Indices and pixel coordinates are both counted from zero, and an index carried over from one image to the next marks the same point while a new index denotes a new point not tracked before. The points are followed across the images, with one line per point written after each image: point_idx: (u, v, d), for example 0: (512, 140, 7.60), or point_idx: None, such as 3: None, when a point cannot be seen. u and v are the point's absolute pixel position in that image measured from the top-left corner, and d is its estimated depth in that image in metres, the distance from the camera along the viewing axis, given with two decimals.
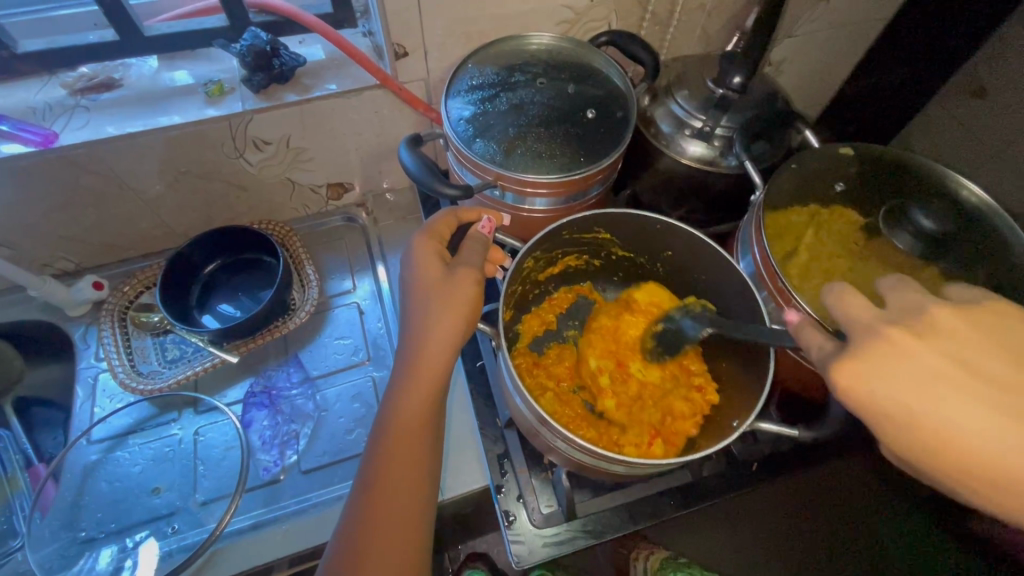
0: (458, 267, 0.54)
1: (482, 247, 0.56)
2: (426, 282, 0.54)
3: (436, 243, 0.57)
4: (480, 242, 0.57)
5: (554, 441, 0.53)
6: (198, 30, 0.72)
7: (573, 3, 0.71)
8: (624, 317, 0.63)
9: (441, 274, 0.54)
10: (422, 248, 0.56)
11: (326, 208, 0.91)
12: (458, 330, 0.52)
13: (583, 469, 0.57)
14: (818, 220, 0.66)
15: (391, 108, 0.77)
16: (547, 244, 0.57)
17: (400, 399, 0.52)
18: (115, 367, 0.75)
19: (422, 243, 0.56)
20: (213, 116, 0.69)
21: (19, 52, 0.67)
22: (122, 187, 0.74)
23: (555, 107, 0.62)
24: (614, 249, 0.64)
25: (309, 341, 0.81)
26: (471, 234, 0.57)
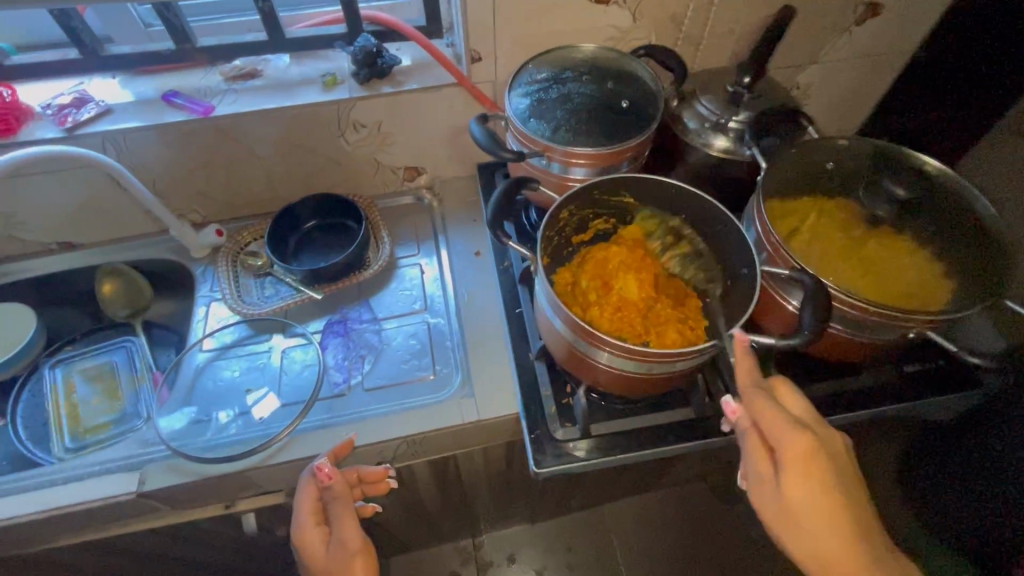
0: (336, 555, 0.68)
1: (340, 497, 0.71)
2: (321, 569, 0.69)
3: (316, 521, 0.72)
4: (337, 494, 0.71)
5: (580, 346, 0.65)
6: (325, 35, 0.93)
7: (618, 23, 0.87)
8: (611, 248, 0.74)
9: (327, 556, 0.69)
10: (307, 537, 0.71)
11: (400, 189, 1.08)
12: (357, 574, 0.66)
13: (610, 383, 0.69)
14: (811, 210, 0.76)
15: (463, 104, 0.94)
16: (582, 198, 0.70)
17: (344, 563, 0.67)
18: (226, 294, 0.93)
19: (309, 541, 0.70)
20: (327, 99, 0.89)
21: (196, 46, 0.90)
22: (249, 154, 0.94)
23: (596, 98, 0.77)
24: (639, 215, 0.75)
25: (376, 290, 0.96)
26: (325, 491, 0.71)
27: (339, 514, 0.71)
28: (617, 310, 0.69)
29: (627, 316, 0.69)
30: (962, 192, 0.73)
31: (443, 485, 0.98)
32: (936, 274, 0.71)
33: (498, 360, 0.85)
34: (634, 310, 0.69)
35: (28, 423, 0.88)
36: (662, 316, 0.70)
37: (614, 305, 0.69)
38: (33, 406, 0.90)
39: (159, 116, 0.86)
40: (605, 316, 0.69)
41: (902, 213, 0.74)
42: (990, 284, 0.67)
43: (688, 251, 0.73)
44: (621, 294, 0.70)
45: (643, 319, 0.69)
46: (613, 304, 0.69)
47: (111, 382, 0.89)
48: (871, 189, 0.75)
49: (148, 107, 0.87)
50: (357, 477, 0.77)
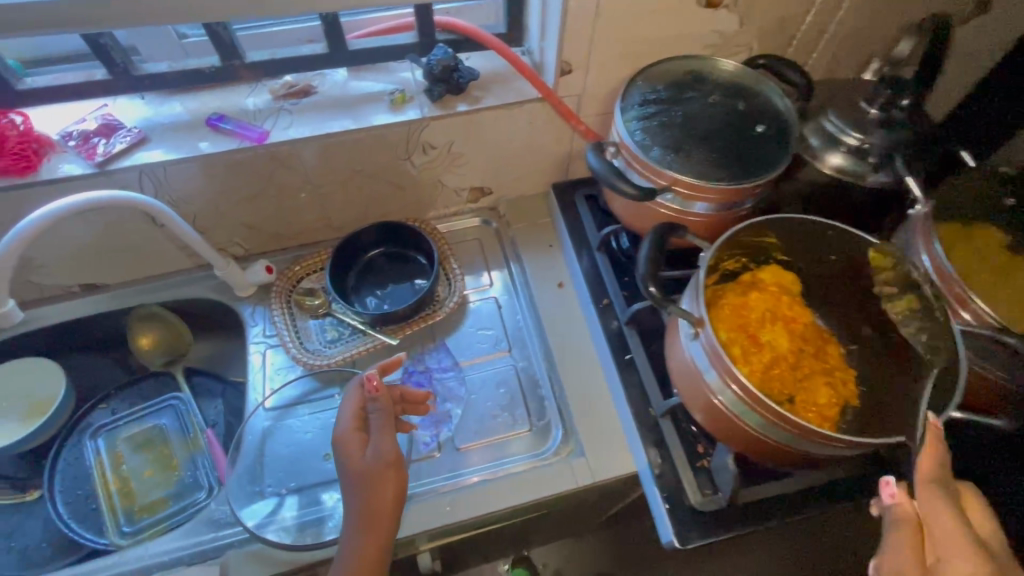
0: (372, 458, 0.63)
1: (384, 409, 0.66)
2: (354, 472, 0.64)
3: (357, 427, 0.66)
4: (381, 406, 0.66)
5: (741, 419, 0.57)
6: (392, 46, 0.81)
7: (723, 29, 0.78)
8: (750, 294, 0.64)
9: (363, 459, 0.64)
10: (345, 441, 0.65)
11: (463, 210, 0.98)
12: (387, 486, 0.62)
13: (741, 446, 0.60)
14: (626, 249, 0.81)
15: (544, 121, 0.84)
16: (727, 243, 0.61)
17: (378, 470, 0.63)
18: (287, 342, 0.84)
19: (345, 443, 0.65)
20: (397, 120, 0.78)
21: (246, 61, 0.78)
22: (303, 182, 0.83)
23: (722, 121, 0.68)
24: (775, 254, 0.67)
25: (451, 330, 0.87)
26: (370, 402, 0.66)
27: (378, 429, 0.65)
28: (767, 368, 0.61)
29: (782, 375, 0.61)
30: None
31: (530, 534, 0.90)
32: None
33: (605, 412, 0.77)
34: (785, 368, 0.61)
35: (68, 497, 0.77)
36: (812, 372, 0.63)
37: (771, 362, 0.61)
38: (70, 476, 0.79)
39: (205, 144, 0.74)
40: (759, 379, 0.60)
41: None
42: None
43: (912, 304, 0.61)
44: (774, 348, 0.62)
45: (797, 377, 0.62)
46: (770, 363, 0.61)
47: (163, 449, 0.80)
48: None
49: (190, 134, 0.75)
50: (401, 395, 0.70)
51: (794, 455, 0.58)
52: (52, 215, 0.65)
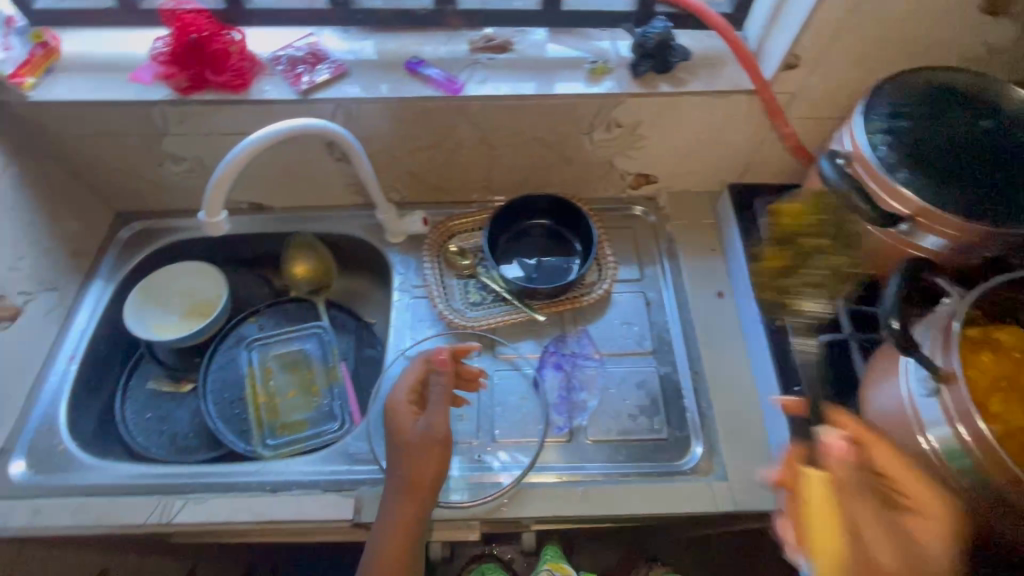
0: (422, 431, 0.65)
1: (444, 385, 0.66)
2: (400, 439, 0.65)
3: (413, 399, 0.68)
4: (442, 385, 0.67)
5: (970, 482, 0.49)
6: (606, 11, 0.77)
7: (993, 43, 0.67)
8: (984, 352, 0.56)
9: (412, 430, 0.65)
10: (398, 411, 0.67)
11: (621, 195, 0.93)
12: (433, 459, 0.63)
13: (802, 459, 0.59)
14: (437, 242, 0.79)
15: (745, 115, 0.77)
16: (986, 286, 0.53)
17: (422, 441, 0.64)
18: (434, 296, 0.84)
19: (399, 411, 0.67)
20: (594, 92, 0.74)
21: (457, 8, 0.77)
22: (480, 141, 0.81)
23: (986, 150, 0.59)
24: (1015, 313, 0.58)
25: (596, 317, 0.83)
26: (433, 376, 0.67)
27: (434, 403, 0.66)
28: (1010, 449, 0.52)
29: None
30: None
31: (632, 542, 0.87)
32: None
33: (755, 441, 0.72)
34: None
35: (218, 398, 0.83)
36: None
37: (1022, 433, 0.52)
38: (221, 379, 0.85)
39: (402, 88, 0.74)
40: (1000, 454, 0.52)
41: None
42: None
43: None
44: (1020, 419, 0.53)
45: None
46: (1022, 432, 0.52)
47: (306, 373, 0.84)
48: None
49: (389, 75, 0.75)
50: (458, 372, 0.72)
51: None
52: (271, 136, 0.64)
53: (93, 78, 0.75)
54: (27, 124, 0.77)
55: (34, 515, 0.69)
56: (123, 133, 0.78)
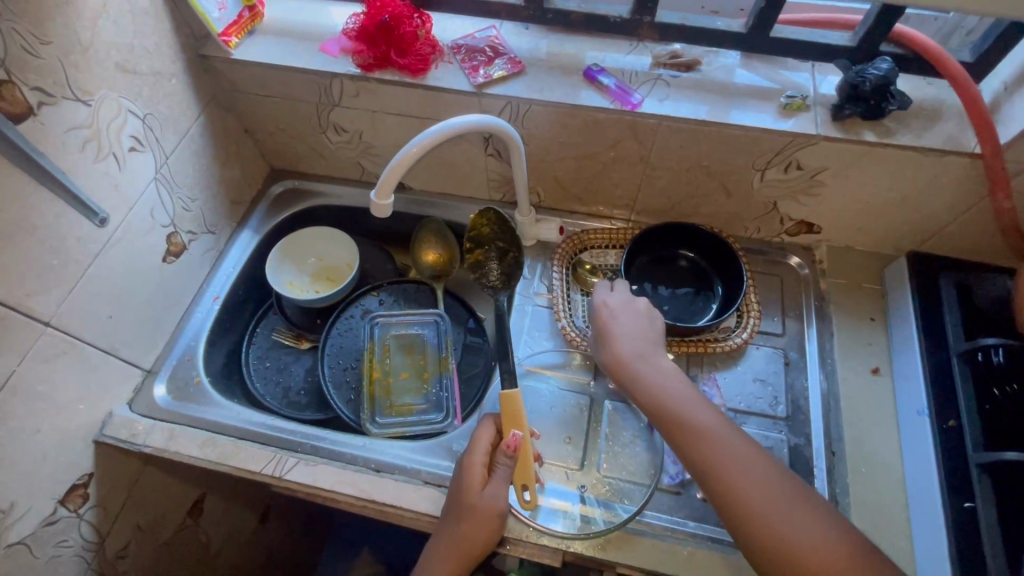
0: (488, 500, 0.62)
1: None
2: (464, 502, 0.63)
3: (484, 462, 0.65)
4: (511, 464, 0.65)
5: None
6: (819, 43, 0.69)
7: None
8: None
9: (479, 497, 0.62)
10: (469, 472, 0.64)
11: (773, 239, 0.85)
12: (487, 530, 0.62)
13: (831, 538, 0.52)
14: (495, 270, 0.86)
15: (955, 180, 0.67)
16: None
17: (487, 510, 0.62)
18: (558, 309, 0.81)
19: (467, 472, 0.64)
20: (784, 129, 0.67)
21: (656, 20, 0.72)
22: (639, 160, 0.77)
23: None
24: None
25: (727, 366, 0.77)
26: (502, 456, 0.65)
27: (503, 479, 0.64)
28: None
29: None
30: None
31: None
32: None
33: (898, 549, 0.63)
34: None
35: (333, 364, 0.86)
36: None
37: None
38: (340, 346, 0.88)
39: (575, 93, 0.72)
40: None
41: None
42: None
43: None
44: None
45: None
46: None
47: (420, 359, 0.85)
48: None
49: (563, 80, 0.73)
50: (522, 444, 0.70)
51: None
52: (453, 130, 0.64)
53: (288, 43, 0.79)
54: (220, 77, 0.82)
55: (169, 439, 0.75)
56: (300, 98, 0.82)
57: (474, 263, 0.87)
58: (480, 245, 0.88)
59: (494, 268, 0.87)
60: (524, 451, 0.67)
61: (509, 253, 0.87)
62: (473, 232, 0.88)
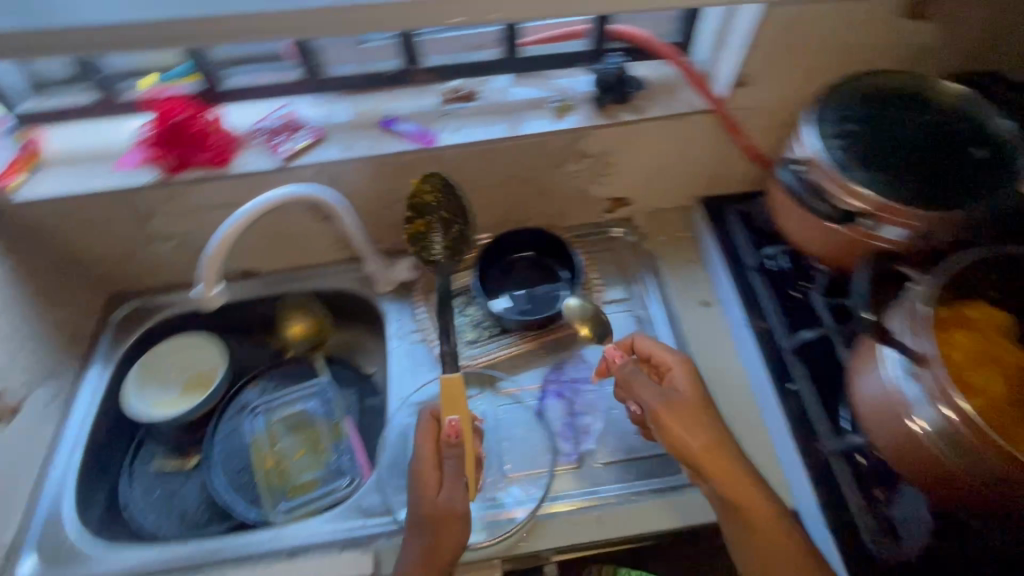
0: (445, 503, 0.65)
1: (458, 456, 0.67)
2: (423, 511, 0.65)
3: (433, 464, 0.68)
4: (458, 455, 0.67)
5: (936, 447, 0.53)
6: (562, 53, 0.82)
7: (923, 45, 0.72)
8: (956, 333, 0.58)
9: (437, 501, 0.65)
10: (421, 476, 0.67)
11: (599, 220, 0.96)
12: (451, 532, 0.63)
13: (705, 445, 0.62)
14: (438, 243, 0.79)
15: (705, 133, 0.81)
16: (941, 272, 0.57)
17: (443, 512, 0.64)
18: (430, 340, 0.86)
19: (420, 480, 0.67)
20: (560, 128, 0.77)
21: (422, 66, 0.82)
22: (457, 186, 0.84)
23: (931, 147, 0.63)
24: (986, 289, 0.61)
25: (590, 341, 0.85)
26: (446, 447, 0.68)
27: (456, 475, 0.66)
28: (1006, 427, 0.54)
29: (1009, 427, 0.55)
30: None
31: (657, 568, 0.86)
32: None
33: (762, 445, 0.72)
34: (1005, 416, 0.55)
35: (224, 470, 0.84)
36: None
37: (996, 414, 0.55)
38: (227, 448, 0.86)
39: (376, 144, 0.78)
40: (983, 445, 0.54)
41: None
42: None
43: None
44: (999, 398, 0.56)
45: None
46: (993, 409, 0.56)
47: (312, 432, 0.87)
48: None
49: (363, 136, 0.78)
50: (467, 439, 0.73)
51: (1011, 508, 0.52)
52: (262, 205, 0.70)
53: (82, 169, 0.78)
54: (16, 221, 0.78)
55: None
56: (111, 218, 0.81)
57: (419, 235, 0.79)
58: (421, 214, 0.78)
59: (439, 239, 0.79)
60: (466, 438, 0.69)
61: (454, 225, 0.79)
62: (416, 195, 0.78)
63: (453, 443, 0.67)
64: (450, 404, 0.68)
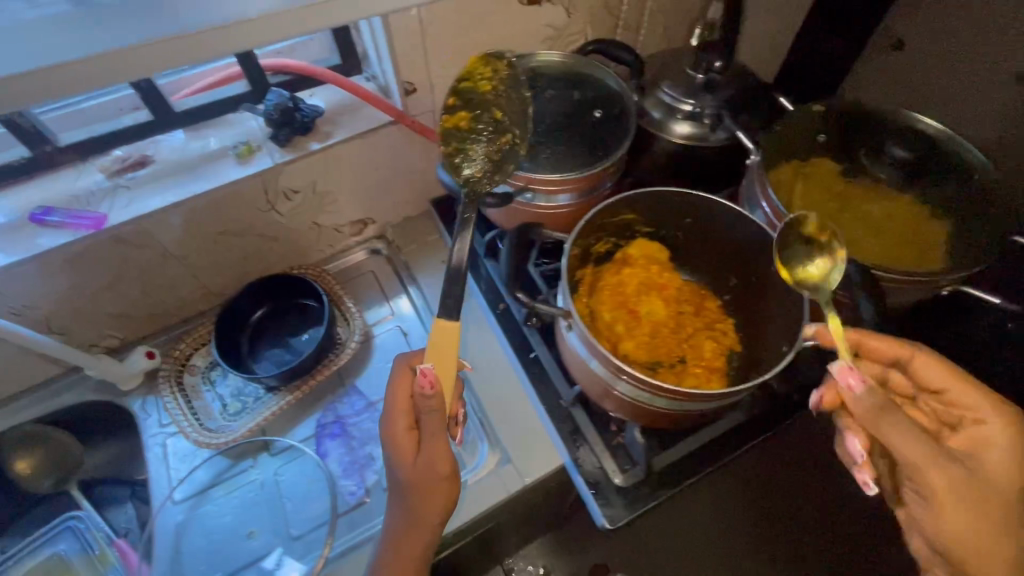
0: (424, 466, 0.58)
1: (434, 415, 0.56)
2: (405, 477, 0.59)
3: (409, 426, 0.59)
4: (437, 409, 0.56)
5: (620, 391, 0.58)
6: (221, 100, 0.77)
7: (554, 23, 0.80)
8: (623, 271, 0.69)
9: (417, 466, 0.58)
10: (398, 440, 0.59)
11: (349, 245, 0.96)
12: (440, 496, 0.58)
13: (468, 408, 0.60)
14: (482, 149, 0.67)
15: (404, 141, 0.83)
16: (587, 229, 0.64)
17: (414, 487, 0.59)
18: (186, 428, 0.78)
19: (398, 442, 0.59)
20: (247, 174, 0.74)
21: (61, 144, 0.72)
22: (164, 257, 0.78)
23: (565, 114, 0.70)
24: (639, 228, 0.70)
25: (362, 369, 0.85)
26: (421, 398, 0.55)
27: (434, 432, 0.56)
28: (647, 340, 0.65)
29: (663, 347, 0.65)
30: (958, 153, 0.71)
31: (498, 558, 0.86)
32: (933, 238, 0.68)
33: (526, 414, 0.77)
34: (666, 333, 0.66)
35: None
36: (695, 343, 0.67)
37: (653, 341, 0.65)
38: None
39: (33, 242, 0.68)
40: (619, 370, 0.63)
41: (905, 178, 0.73)
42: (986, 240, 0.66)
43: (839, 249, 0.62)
44: (657, 327, 0.66)
45: (686, 350, 0.66)
46: (652, 339, 0.65)
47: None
48: (873, 154, 0.74)
49: (14, 236, 0.68)
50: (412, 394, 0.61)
51: (677, 416, 0.61)
52: None
53: None
54: None
55: None
56: None
57: (468, 129, 0.68)
58: (477, 106, 0.69)
59: (482, 121, 0.68)
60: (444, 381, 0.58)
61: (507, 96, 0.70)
62: (478, 92, 0.69)
63: (429, 396, 0.55)
64: (436, 359, 0.58)
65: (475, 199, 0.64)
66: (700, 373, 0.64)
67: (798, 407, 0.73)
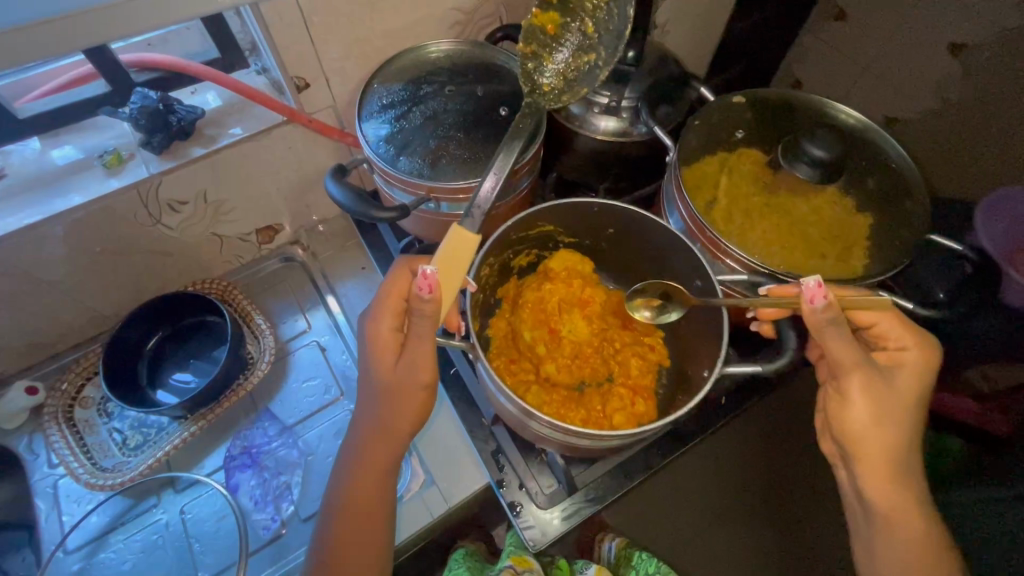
0: (402, 375, 0.53)
1: (427, 319, 0.49)
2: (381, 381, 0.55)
3: (393, 328, 0.54)
4: (430, 314, 0.49)
5: (538, 430, 0.55)
6: (81, 103, 0.68)
7: (462, 5, 0.72)
8: (546, 285, 0.65)
9: (394, 371, 0.53)
10: (376, 341, 0.54)
11: (259, 253, 0.88)
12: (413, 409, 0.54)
13: (383, 438, 0.55)
14: (562, 59, 0.63)
15: (305, 140, 0.75)
16: (498, 248, 0.61)
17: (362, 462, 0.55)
18: (75, 469, 0.71)
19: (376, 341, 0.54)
20: (116, 187, 0.65)
21: None
22: (32, 283, 0.69)
23: (468, 111, 0.64)
24: (561, 237, 0.68)
25: (277, 391, 0.79)
26: (414, 299, 0.48)
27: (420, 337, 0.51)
28: (570, 360, 0.62)
29: (585, 370, 0.63)
30: (874, 144, 0.70)
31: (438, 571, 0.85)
32: (856, 243, 0.65)
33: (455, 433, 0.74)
34: (591, 352, 0.63)
35: None
36: (625, 361, 0.64)
37: (574, 365, 0.62)
38: None
39: None
40: (543, 399, 0.60)
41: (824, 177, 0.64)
42: (902, 239, 0.64)
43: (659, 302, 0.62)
44: (581, 347, 0.63)
45: (614, 374, 0.63)
46: (572, 363, 0.62)
47: None
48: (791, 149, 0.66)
49: None
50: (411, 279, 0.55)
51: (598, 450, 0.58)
52: None
53: None
54: None
55: None
56: None
57: (553, 34, 0.63)
58: (570, 9, 0.63)
59: (572, 41, 0.63)
60: (447, 288, 0.50)
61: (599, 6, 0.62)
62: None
63: (426, 301, 0.48)
64: (446, 265, 0.50)
65: (535, 107, 0.58)
66: (627, 395, 0.62)
67: (724, 408, 0.72)
